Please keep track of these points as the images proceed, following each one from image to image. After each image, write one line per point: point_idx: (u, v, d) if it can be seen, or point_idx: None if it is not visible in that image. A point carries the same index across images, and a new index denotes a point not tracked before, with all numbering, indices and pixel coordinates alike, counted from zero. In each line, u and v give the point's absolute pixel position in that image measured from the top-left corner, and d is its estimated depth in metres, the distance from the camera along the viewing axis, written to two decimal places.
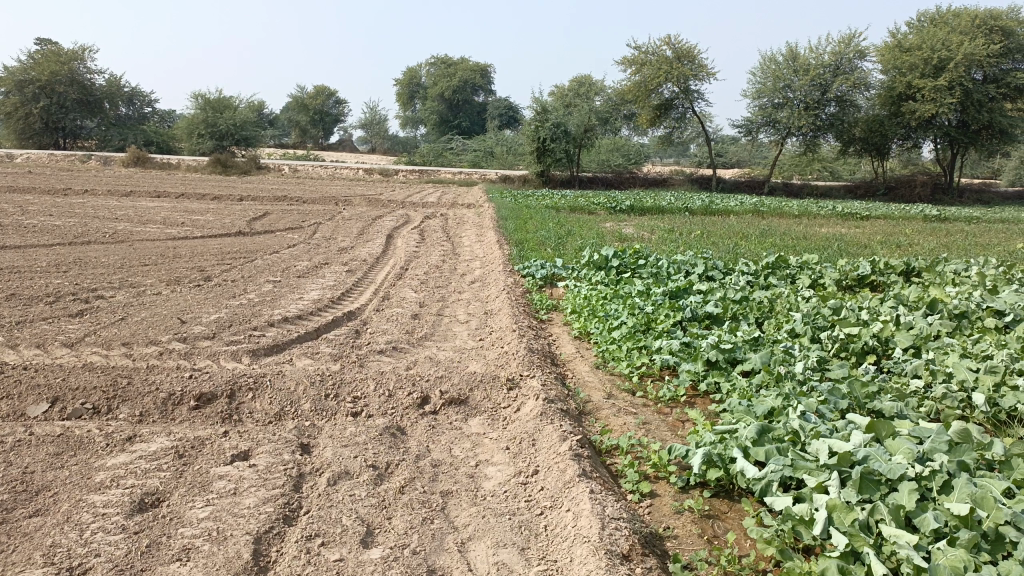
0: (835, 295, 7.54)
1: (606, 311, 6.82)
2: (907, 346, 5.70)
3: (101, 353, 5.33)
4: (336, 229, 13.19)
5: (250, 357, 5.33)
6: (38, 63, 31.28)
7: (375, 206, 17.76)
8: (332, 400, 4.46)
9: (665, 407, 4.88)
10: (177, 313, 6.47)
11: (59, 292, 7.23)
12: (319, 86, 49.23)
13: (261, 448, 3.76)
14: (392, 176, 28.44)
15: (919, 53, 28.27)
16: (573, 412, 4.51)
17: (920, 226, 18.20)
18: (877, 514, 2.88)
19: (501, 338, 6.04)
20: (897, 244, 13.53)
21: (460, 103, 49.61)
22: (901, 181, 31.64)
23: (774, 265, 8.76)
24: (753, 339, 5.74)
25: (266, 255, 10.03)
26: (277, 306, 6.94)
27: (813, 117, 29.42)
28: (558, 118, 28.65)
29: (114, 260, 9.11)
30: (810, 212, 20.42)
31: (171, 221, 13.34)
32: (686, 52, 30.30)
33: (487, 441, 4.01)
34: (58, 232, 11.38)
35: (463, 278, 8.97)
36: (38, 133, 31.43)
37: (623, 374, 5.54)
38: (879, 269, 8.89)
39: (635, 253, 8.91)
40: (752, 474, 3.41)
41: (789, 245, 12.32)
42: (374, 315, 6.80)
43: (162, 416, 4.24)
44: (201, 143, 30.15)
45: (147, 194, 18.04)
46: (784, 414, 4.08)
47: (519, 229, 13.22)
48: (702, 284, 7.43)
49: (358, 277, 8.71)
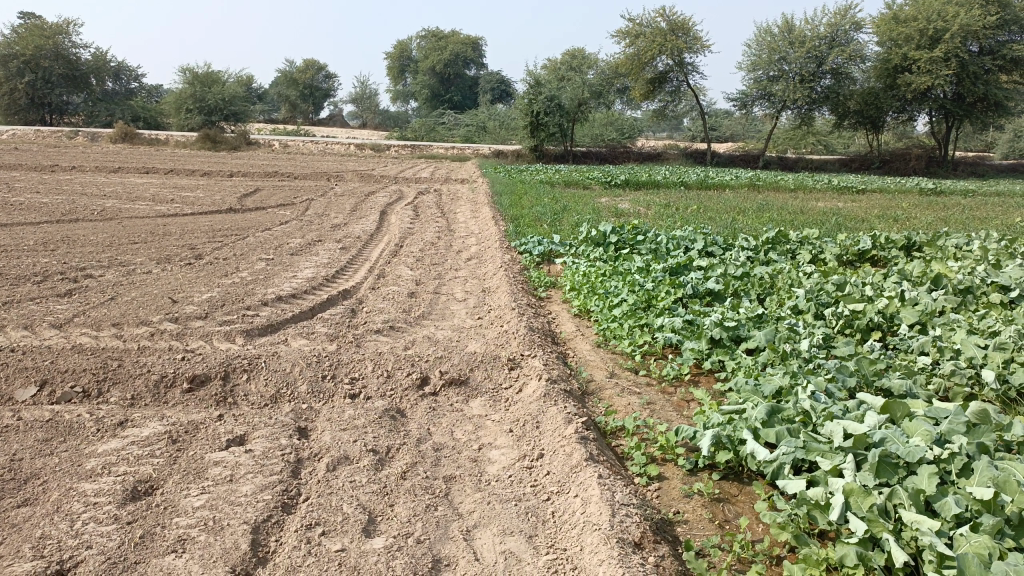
0: (837, 270, 7.46)
1: (606, 288, 6.69)
2: (912, 323, 5.64)
3: (90, 334, 5.19)
4: (328, 206, 13.01)
5: (244, 337, 5.20)
6: (22, 37, 30.74)
7: (368, 182, 17.55)
8: (329, 381, 4.35)
9: (669, 387, 4.80)
10: (169, 293, 6.32)
11: (46, 271, 7.06)
12: (308, 59, 48.59)
13: (258, 432, 3.65)
14: (384, 151, 28.15)
15: (915, 24, 28.02)
16: (576, 393, 4.41)
17: (916, 199, 18.08)
18: (894, 499, 2.82)
19: (500, 316, 5.93)
20: (895, 218, 13.42)
21: (452, 77, 49.04)
22: (896, 155, 31.51)
23: (774, 240, 8.65)
24: (757, 315, 5.65)
25: (257, 232, 9.86)
26: (271, 285, 6.79)
27: (808, 90, 29.19)
28: (551, 92, 28.34)
29: (103, 238, 8.93)
30: (806, 186, 20.30)
31: (161, 198, 13.13)
32: (681, 24, 29.94)
33: (489, 423, 3.91)
34: (45, 210, 11.17)
35: (459, 255, 8.83)
36: (24, 109, 30.94)
37: (625, 353, 5.45)
38: (879, 244, 8.82)
39: (633, 229, 8.78)
40: (763, 456, 3.33)
41: (787, 219, 12.21)
42: (369, 294, 6.67)
43: (154, 399, 4.13)
44: (189, 119, 29.74)
45: (135, 171, 17.77)
46: (793, 393, 4.00)
47: (514, 204, 13.05)
48: (703, 260, 7.32)
49: (352, 255, 8.56)
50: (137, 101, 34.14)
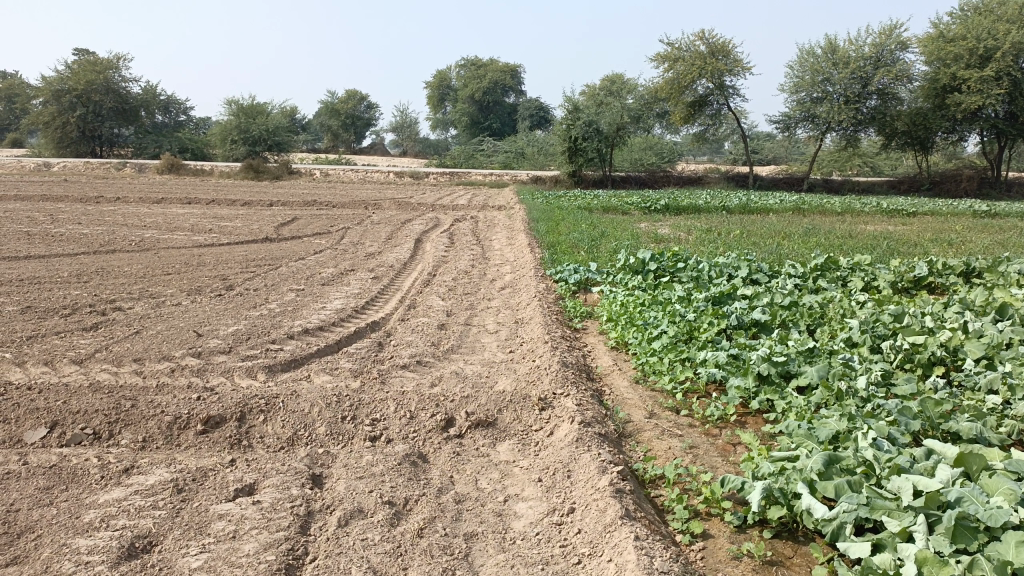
0: (892, 299, 7.05)
1: (645, 319, 6.36)
2: (978, 357, 5.22)
3: (110, 370, 5.05)
4: (364, 234, 12.92)
5: (266, 373, 5.01)
6: (75, 72, 31.58)
7: (405, 210, 17.49)
8: (349, 422, 4.11)
9: (713, 429, 4.46)
10: (194, 325, 6.18)
11: (76, 303, 7.00)
12: (350, 89, 49.37)
13: (268, 480, 3.41)
14: (423, 178, 28.21)
15: (964, 42, 27.23)
16: (612, 436, 4.10)
17: (969, 222, 17.40)
18: (975, 570, 2.46)
19: (533, 350, 5.65)
20: (950, 242, 12.84)
21: (491, 105, 49.27)
22: (946, 176, 30.57)
23: (823, 266, 8.25)
24: (808, 349, 5.27)
25: (291, 262, 9.77)
26: (298, 317, 6.62)
27: (854, 111, 28.54)
28: (590, 117, 28.19)
29: (137, 269, 8.90)
30: (853, 209, 19.68)
31: (200, 228, 13.19)
32: (721, 47, 29.61)
33: (517, 471, 3.62)
34: (85, 241, 11.23)
35: (492, 285, 8.60)
36: (75, 142, 31.81)
37: (665, 390, 5.12)
38: (935, 269, 8.36)
39: (673, 255, 8.44)
40: (822, 514, 2.99)
41: (835, 244, 11.75)
42: (398, 326, 6.45)
43: (166, 442, 3.93)
44: (234, 149, 30.23)
45: (177, 201, 18.00)
46: (852, 439, 3.65)
47: (550, 231, 12.81)
48: (748, 288, 6.95)
49: (384, 284, 8.38)
50: (184, 133, 34.88)
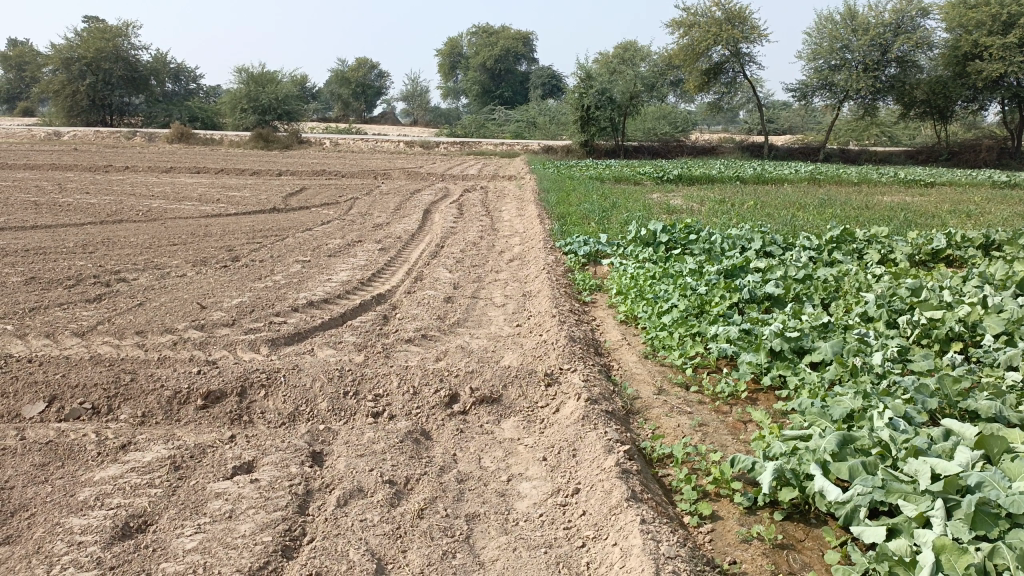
0: (909, 272, 6.89)
1: (655, 292, 6.23)
2: (998, 333, 5.07)
3: (112, 343, 4.99)
4: (373, 205, 12.80)
5: (269, 347, 4.93)
6: (84, 40, 31.33)
7: (415, 180, 17.32)
8: (351, 398, 4.03)
9: (723, 406, 4.35)
10: (198, 297, 6.11)
11: (80, 274, 6.93)
12: (361, 58, 48.95)
13: (267, 457, 3.35)
14: (434, 148, 27.99)
15: (987, 8, 26.54)
16: (620, 414, 4.00)
17: (988, 194, 17.08)
18: (997, 558, 2.36)
19: (540, 324, 5.55)
20: (968, 213, 12.57)
21: (502, 73, 48.75)
22: (965, 146, 30.05)
23: (839, 238, 8.07)
24: (822, 325, 5.14)
25: (297, 232, 9.68)
26: (304, 289, 6.53)
27: (872, 79, 27.98)
28: (603, 85, 27.79)
29: (143, 240, 8.83)
30: (870, 180, 19.35)
31: (207, 198, 13.10)
32: (737, 13, 29.03)
33: (521, 449, 3.53)
34: (92, 211, 11.17)
35: (501, 256, 8.48)
36: (86, 110, 31.72)
37: (675, 365, 5.01)
38: (954, 242, 8.18)
39: (685, 228, 8.26)
40: (834, 497, 2.90)
41: (851, 216, 11.53)
42: (404, 299, 6.36)
43: (166, 417, 3.87)
44: (245, 118, 30.02)
45: (186, 170, 17.90)
46: (867, 418, 3.54)
47: (561, 201, 12.64)
48: (761, 261, 6.80)
49: (392, 256, 8.28)
50: (194, 102, 34.68)
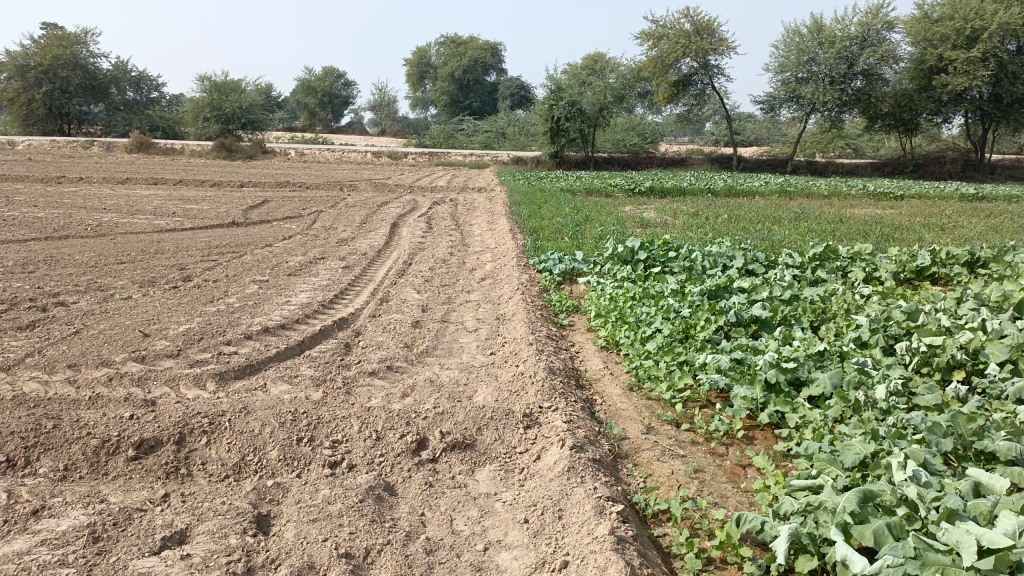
0: (898, 292, 6.57)
1: (637, 316, 5.84)
2: (1003, 361, 4.71)
3: (40, 380, 4.46)
4: (337, 218, 12.30)
5: (217, 383, 4.44)
6: (41, 46, 30.32)
7: (382, 192, 16.83)
8: (306, 445, 3.58)
9: (719, 446, 3.97)
10: (141, 324, 5.59)
11: (14, 297, 6.35)
12: (327, 67, 48.31)
13: (203, 525, 2.88)
14: (401, 158, 27.50)
15: (951, 23, 26.83)
16: (606, 460, 3.61)
17: (959, 206, 17.04)
18: None
19: (516, 353, 5.14)
20: (942, 227, 12.41)
21: (471, 83, 48.39)
22: (930, 158, 30.36)
23: (822, 256, 7.74)
24: (817, 352, 4.77)
25: (257, 249, 9.16)
26: (259, 313, 6.04)
27: (839, 92, 28.15)
28: (572, 97, 27.62)
29: (89, 258, 8.23)
30: (840, 192, 19.28)
31: (163, 211, 12.50)
32: (706, 26, 29.04)
33: (498, 508, 3.13)
34: (38, 225, 10.53)
35: (472, 275, 8.06)
36: (43, 119, 30.73)
37: (662, 400, 4.62)
38: (938, 258, 7.91)
39: (664, 243, 7.87)
40: (861, 569, 2.54)
41: (828, 230, 11.30)
42: (369, 324, 5.89)
43: (91, 471, 3.38)
44: (207, 128, 29.21)
45: (144, 182, 17.18)
46: (884, 466, 3.17)
47: (533, 215, 12.26)
48: (746, 280, 6.43)
49: (356, 275, 7.81)
50: (155, 111, 33.75)
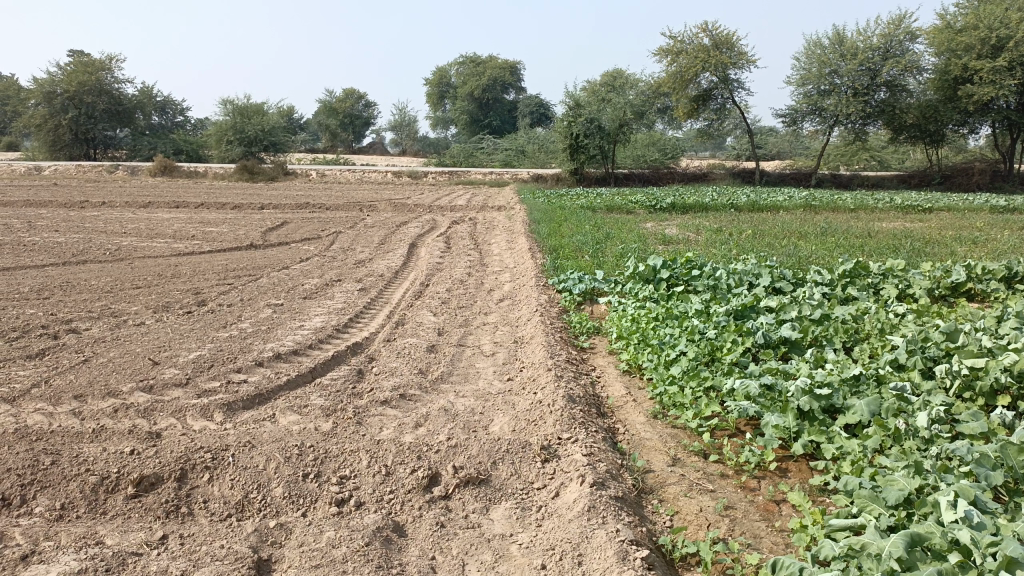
0: (934, 310, 6.29)
1: (660, 338, 5.61)
2: None
3: (44, 411, 4.32)
4: (355, 239, 12.21)
5: (224, 414, 4.29)
6: (67, 73, 30.78)
7: (401, 212, 16.77)
8: (312, 482, 3.41)
9: (750, 480, 3.74)
10: (151, 352, 5.46)
11: (27, 324, 6.27)
12: (348, 88, 48.69)
13: (199, 572, 2.72)
14: (421, 177, 27.52)
15: (976, 32, 26.34)
16: (629, 497, 3.41)
17: (989, 218, 16.63)
18: None
19: (534, 378, 4.94)
20: (974, 240, 12.05)
21: (490, 102, 48.53)
22: (957, 169, 29.84)
23: (852, 272, 7.46)
24: (853, 377, 4.52)
25: (273, 272, 9.07)
26: (271, 338, 5.91)
27: (862, 104, 27.76)
28: (592, 114, 27.52)
29: (104, 283, 8.18)
30: (866, 205, 18.92)
31: (182, 234, 12.49)
32: (725, 40, 28.86)
33: (514, 552, 2.93)
34: (58, 250, 10.53)
35: (490, 296, 7.90)
36: (69, 144, 31.16)
37: (689, 428, 4.40)
38: (974, 274, 7.60)
39: (687, 261, 7.62)
40: None
41: (856, 245, 11.01)
42: (383, 349, 5.73)
43: (89, 510, 3.22)
44: (229, 151, 29.45)
45: (165, 205, 17.23)
46: (930, 504, 2.93)
47: (553, 233, 12.08)
48: (773, 299, 6.18)
49: (372, 297, 7.66)
50: (179, 134, 34.11)
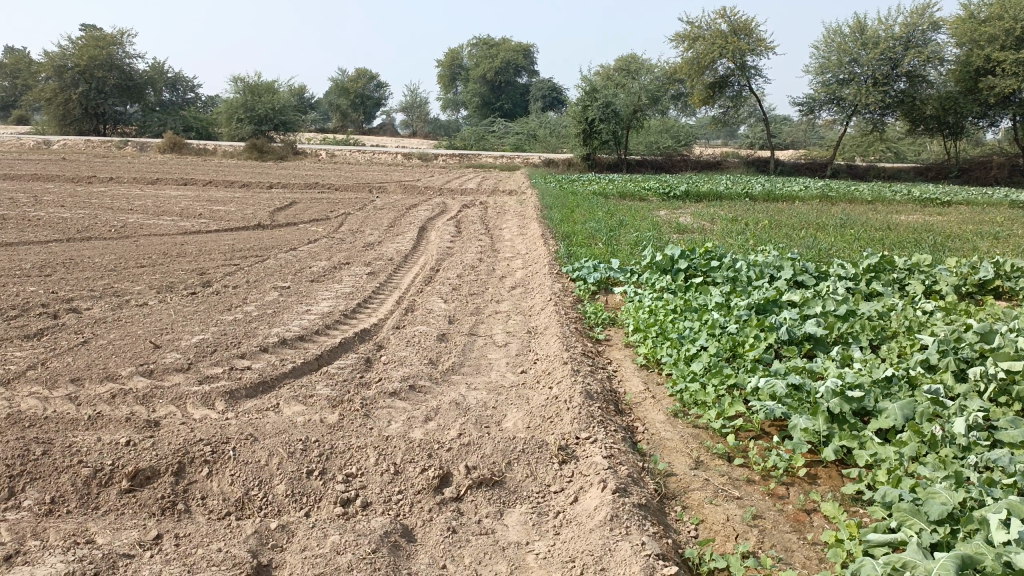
0: (964, 309, 6.03)
1: (680, 331, 5.39)
2: None
3: (39, 396, 4.14)
4: (365, 221, 12.01)
5: (225, 402, 4.10)
6: (78, 48, 30.52)
7: (411, 195, 16.55)
8: (316, 479, 3.23)
9: (779, 487, 3.53)
10: (153, 334, 5.28)
11: (27, 302, 6.11)
12: (360, 68, 48.32)
13: None
14: (432, 160, 27.25)
15: (1000, 23, 25.63)
16: (652, 504, 3.21)
17: (1010, 213, 16.29)
18: None
19: (549, 371, 4.74)
20: (996, 236, 11.78)
21: (503, 85, 48.12)
22: (975, 163, 29.36)
23: (877, 267, 7.20)
24: (884, 378, 4.29)
25: (280, 253, 8.87)
26: (276, 322, 5.72)
27: (881, 94, 27.34)
28: (607, 98, 27.15)
29: (109, 261, 8.01)
30: (882, 197, 18.60)
31: (188, 212, 12.30)
32: (743, 26, 28.41)
33: (529, 563, 2.75)
34: (63, 226, 10.34)
35: (502, 283, 7.69)
36: (79, 119, 30.93)
37: (712, 429, 4.19)
38: (1002, 271, 7.34)
39: (705, 251, 7.36)
40: None
41: (877, 238, 10.75)
42: (392, 337, 5.54)
43: (80, 505, 3.03)
44: (240, 128, 29.21)
45: (173, 182, 17.05)
46: (978, 522, 2.71)
47: (565, 219, 11.86)
48: (796, 293, 5.93)
49: (381, 282, 7.47)
50: (189, 111, 33.91)
